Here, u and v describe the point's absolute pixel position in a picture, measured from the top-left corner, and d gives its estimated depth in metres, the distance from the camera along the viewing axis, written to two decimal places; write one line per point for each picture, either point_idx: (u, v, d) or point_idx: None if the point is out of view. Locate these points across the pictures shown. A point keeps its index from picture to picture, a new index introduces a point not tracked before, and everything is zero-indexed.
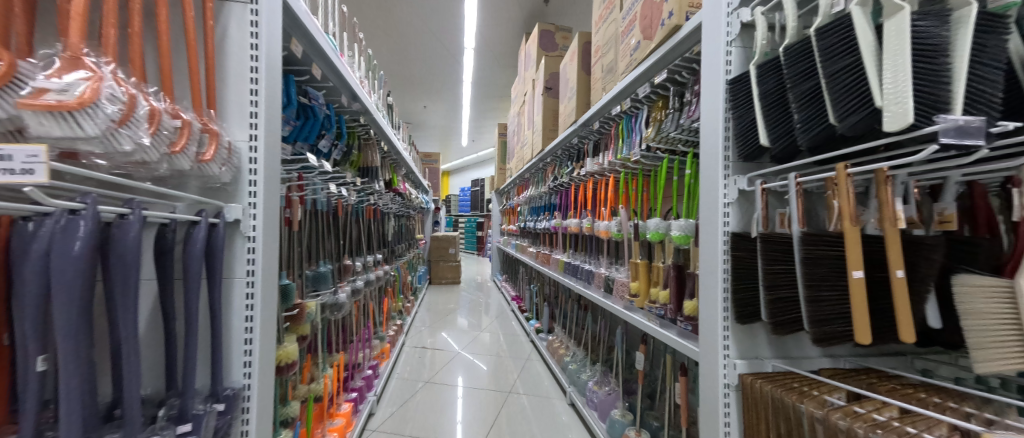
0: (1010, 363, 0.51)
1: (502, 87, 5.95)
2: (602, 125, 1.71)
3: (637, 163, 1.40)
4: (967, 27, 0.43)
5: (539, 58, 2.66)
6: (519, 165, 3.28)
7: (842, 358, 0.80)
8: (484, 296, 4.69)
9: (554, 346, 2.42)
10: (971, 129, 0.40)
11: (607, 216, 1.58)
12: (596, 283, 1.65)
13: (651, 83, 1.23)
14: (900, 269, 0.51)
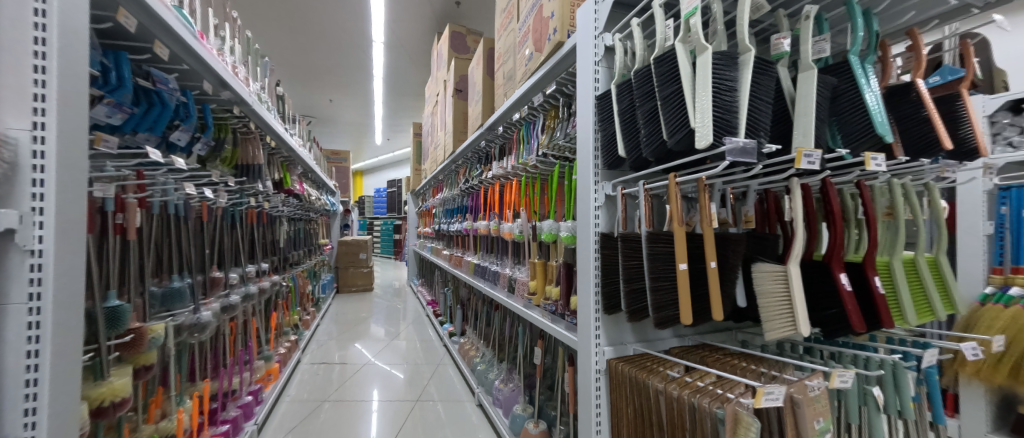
0: (784, 329, 0.67)
1: (414, 85, 5.73)
2: (505, 130, 1.75)
3: (534, 168, 1.46)
4: (747, 70, 0.55)
5: (450, 59, 2.62)
6: (433, 167, 3.20)
7: (687, 336, 0.95)
8: (399, 302, 4.47)
9: (465, 348, 2.41)
10: (748, 149, 0.52)
11: (510, 218, 1.60)
12: (501, 283, 1.68)
13: (544, 92, 1.30)
14: (711, 260, 0.64)
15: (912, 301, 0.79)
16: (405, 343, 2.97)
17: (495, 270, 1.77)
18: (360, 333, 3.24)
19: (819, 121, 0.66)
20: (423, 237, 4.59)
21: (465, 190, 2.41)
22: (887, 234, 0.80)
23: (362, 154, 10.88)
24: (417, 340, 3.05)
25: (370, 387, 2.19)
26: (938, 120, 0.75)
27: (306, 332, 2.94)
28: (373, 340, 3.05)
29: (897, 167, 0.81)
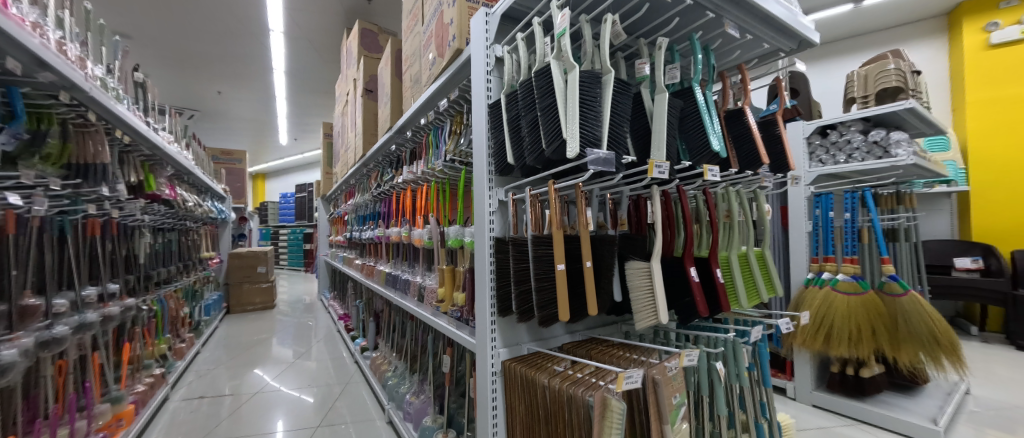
0: (648, 318, 0.78)
1: (320, 81, 5.26)
2: (414, 134, 1.69)
3: (442, 173, 1.37)
4: (608, 90, 0.64)
5: (360, 57, 2.46)
6: (344, 170, 2.98)
7: (576, 332, 1.01)
8: (308, 318, 4.02)
9: (377, 362, 2.25)
10: (607, 160, 0.60)
11: (419, 224, 1.53)
12: (411, 292, 1.58)
13: (448, 98, 1.27)
14: (588, 260, 0.71)
15: (745, 287, 0.98)
16: (314, 363, 2.67)
17: (405, 278, 1.67)
18: (255, 357, 2.84)
19: (670, 137, 0.81)
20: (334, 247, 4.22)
21: (377, 195, 2.27)
22: (727, 233, 0.99)
23: (262, 155, 9.66)
24: (328, 359, 2.77)
25: (272, 417, 1.92)
26: (758, 139, 0.98)
27: (180, 363, 2.48)
28: (275, 363, 2.70)
29: (731, 177, 1.01)
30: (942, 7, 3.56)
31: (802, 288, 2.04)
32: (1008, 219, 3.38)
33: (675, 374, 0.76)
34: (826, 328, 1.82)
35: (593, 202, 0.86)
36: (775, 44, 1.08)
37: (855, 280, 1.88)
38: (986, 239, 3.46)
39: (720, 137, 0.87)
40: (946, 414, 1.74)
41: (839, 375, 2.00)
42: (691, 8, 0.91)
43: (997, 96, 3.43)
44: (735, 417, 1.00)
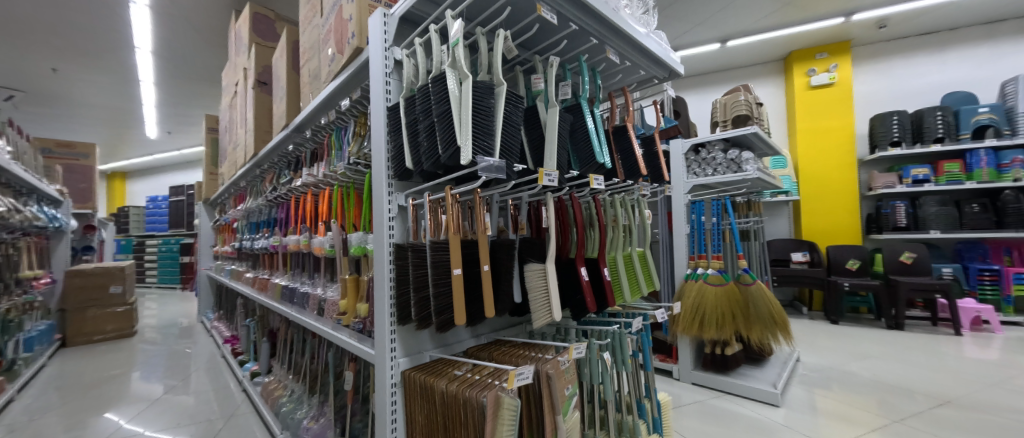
0: (542, 316, 0.86)
1: (200, 68, 4.55)
2: (313, 134, 1.55)
3: (344, 176, 1.24)
4: (500, 101, 0.73)
5: (251, 45, 2.20)
6: (231, 171, 2.63)
7: (482, 335, 1.02)
8: (183, 345, 3.43)
9: (270, 388, 2.00)
10: (495, 168, 0.68)
11: (320, 232, 1.39)
12: (310, 307, 1.42)
13: (350, 96, 1.17)
14: (486, 263, 0.75)
15: (628, 281, 1.12)
16: (189, 398, 2.28)
17: (303, 292, 1.51)
18: (101, 397, 2.32)
19: (561, 148, 0.93)
20: (219, 260, 3.69)
21: (272, 200, 2.03)
22: (613, 236, 1.11)
23: (122, 151, 8.03)
24: (208, 390, 2.39)
25: None
26: (638, 155, 1.12)
27: None
28: (134, 402, 2.25)
29: (616, 186, 1.15)
30: (780, 53, 4.42)
31: (683, 281, 2.35)
32: (824, 222, 4.29)
33: (567, 367, 0.85)
34: (699, 315, 2.13)
35: (492, 208, 0.91)
36: (650, 72, 1.29)
37: (719, 273, 2.22)
38: (812, 237, 4.35)
39: (604, 150, 1.00)
40: (782, 379, 2.15)
41: (711, 355, 2.30)
42: (578, 33, 1.02)
43: (815, 126, 4.36)
44: (619, 400, 1.12)
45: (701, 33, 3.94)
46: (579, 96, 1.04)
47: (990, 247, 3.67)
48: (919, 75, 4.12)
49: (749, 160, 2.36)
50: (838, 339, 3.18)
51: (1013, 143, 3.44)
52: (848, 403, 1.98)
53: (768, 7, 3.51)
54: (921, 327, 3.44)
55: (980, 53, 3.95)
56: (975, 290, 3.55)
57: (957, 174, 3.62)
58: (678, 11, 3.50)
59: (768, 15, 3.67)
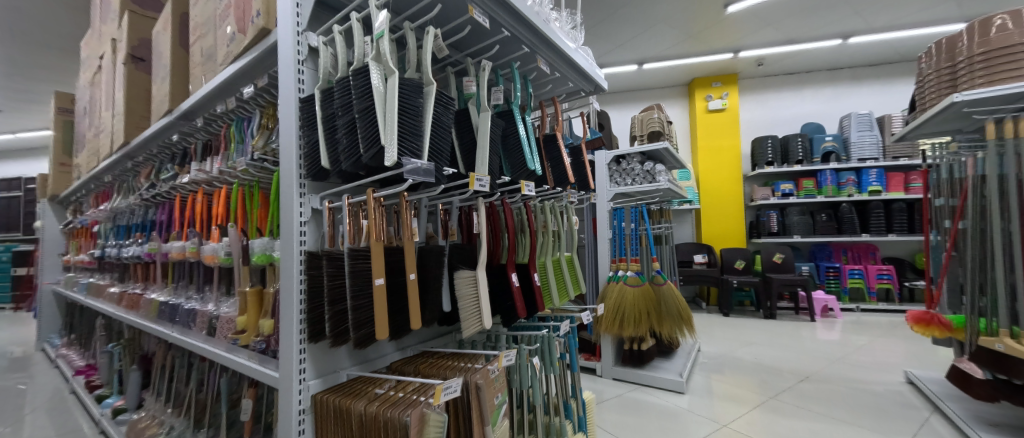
0: (472, 324, 0.84)
1: (48, 35, 3.77)
2: (206, 123, 1.35)
3: (246, 173, 1.08)
4: (428, 102, 0.71)
5: (123, 12, 1.88)
6: (92, 163, 2.21)
7: (408, 348, 0.95)
8: (15, 381, 2.75)
9: (138, 424, 1.68)
10: (422, 171, 0.66)
11: (213, 237, 1.18)
12: (198, 325, 1.22)
13: (255, 84, 1.04)
14: (411, 271, 0.72)
15: (556, 286, 1.15)
16: None
17: (188, 309, 1.29)
18: None
19: (491, 154, 0.92)
20: (74, 271, 3.06)
21: (150, 198, 1.73)
22: (542, 241, 1.13)
23: None
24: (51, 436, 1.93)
25: None
26: (567, 164, 1.17)
27: None
28: None
29: (545, 193, 1.18)
30: (685, 78, 4.93)
31: (605, 283, 2.46)
32: (720, 228, 4.80)
33: (496, 375, 0.86)
34: (619, 315, 2.25)
35: (421, 212, 0.87)
36: (578, 84, 1.36)
37: (637, 275, 2.39)
38: (712, 242, 4.84)
39: (533, 156, 1.03)
40: (686, 368, 2.36)
41: (629, 351, 2.46)
42: (510, 40, 1.02)
43: (714, 143, 4.89)
44: (548, 402, 1.13)
45: (620, 55, 4.24)
46: (510, 102, 1.06)
47: (832, 248, 4.43)
48: (787, 107, 4.91)
49: (661, 172, 2.56)
50: (730, 328, 3.58)
51: (849, 166, 4.19)
52: (738, 385, 2.24)
53: (675, 36, 3.89)
54: (789, 316, 3.99)
55: (829, 91, 4.82)
56: (823, 284, 4.25)
57: (811, 189, 4.28)
58: (598, 31, 3.72)
59: (676, 45, 4.07)
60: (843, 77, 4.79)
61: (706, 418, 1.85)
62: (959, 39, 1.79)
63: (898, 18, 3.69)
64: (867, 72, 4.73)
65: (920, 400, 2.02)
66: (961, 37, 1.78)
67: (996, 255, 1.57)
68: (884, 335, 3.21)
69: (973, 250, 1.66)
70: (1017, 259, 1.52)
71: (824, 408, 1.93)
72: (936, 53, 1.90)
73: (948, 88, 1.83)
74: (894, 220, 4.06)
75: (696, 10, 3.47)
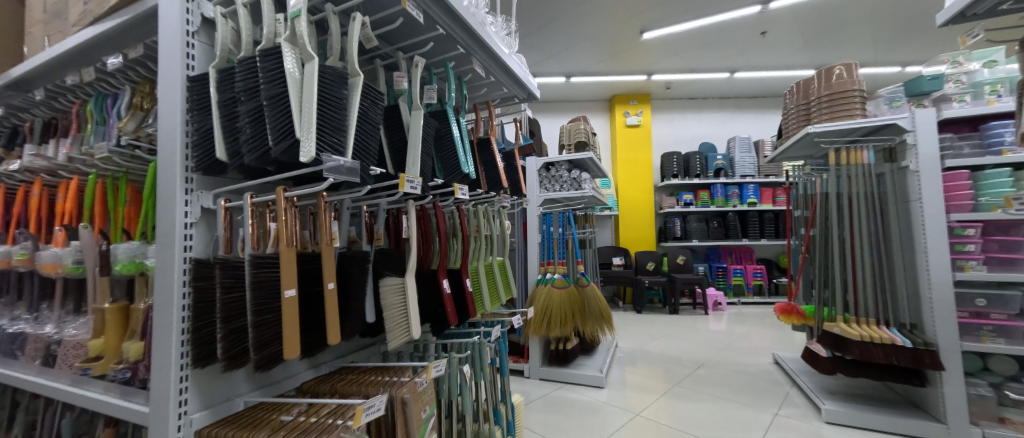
0: (398, 336, 0.79)
1: None
2: (51, 98, 1.08)
3: (108, 162, 0.87)
4: (354, 94, 0.66)
5: None
6: None
7: (324, 365, 0.86)
8: None
9: None
10: (345, 169, 0.60)
11: (59, 241, 0.93)
12: (29, 352, 0.96)
13: (122, 54, 0.84)
14: (330, 281, 0.64)
15: (488, 291, 1.13)
16: None
17: (14, 332, 1.03)
18: None
19: (423, 154, 0.88)
20: None
21: None
22: (476, 245, 1.11)
23: None
24: None
25: None
26: (501, 168, 1.17)
27: None
28: None
29: (479, 197, 1.15)
30: (607, 94, 5.25)
31: (535, 285, 2.49)
32: (635, 232, 5.12)
33: (424, 387, 0.81)
34: (546, 317, 2.29)
35: (343, 215, 0.79)
36: (511, 90, 1.36)
37: (563, 278, 2.46)
38: (628, 245, 5.13)
39: (466, 158, 1.01)
40: (605, 364, 2.47)
41: (556, 351, 2.53)
42: (445, 38, 0.98)
43: (631, 156, 5.24)
44: (477, 409, 1.10)
45: (549, 67, 4.38)
46: (443, 103, 1.03)
47: (721, 251, 4.98)
48: (688, 126, 5.51)
49: (587, 180, 2.67)
50: (640, 324, 3.84)
51: (734, 181, 4.76)
52: (647, 375, 2.42)
53: (599, 55, 4.13)
54: (689, 311, 4.40)
55: (721, 116, 5.52)
56: (714, 282, 4.73)
57: (706, 200, 4.82)
58: (528, 41, 3.79)
59: (599, 62, 4.31)
60: (731, 105, 5.53)
61: (621, 408, 1.98)
62: (811, 80, 2.10)
63: (774, 59, 4.34)
64: (748, 102, 5.52)
65: (782, 376, 2.36)
66: (813, 80, 2.10)
67: (832, 256, 1.92)
68: (759, 324, 3.69)
69: (818, 251, 1.98)
70: (847, 259, 1.87)
71: (716, 391, 2.17)
72: (796, 92, 2.22)
73: (802, 121, 2.16)
74: (765, 227, 4.70)
75: (616, 32, 3.72)
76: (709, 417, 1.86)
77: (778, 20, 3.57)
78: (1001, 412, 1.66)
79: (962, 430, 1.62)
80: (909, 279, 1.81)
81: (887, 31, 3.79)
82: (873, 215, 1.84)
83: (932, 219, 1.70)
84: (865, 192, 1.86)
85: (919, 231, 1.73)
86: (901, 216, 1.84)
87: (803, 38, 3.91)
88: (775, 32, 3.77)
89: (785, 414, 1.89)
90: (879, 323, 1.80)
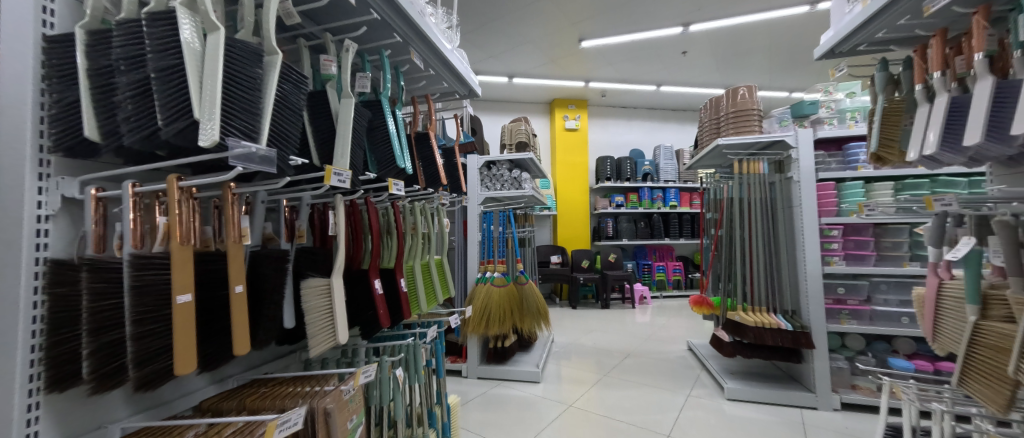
0: (323, 342, 0.72)
1: None
2: None
3: None
4: (272, 74, 0.59)
5: None
6: None
7: (229, 379, 0.76)
8: None
9: None
10: (256, 158, 0.53)
11: None
12: None
13: None
14: (238, 284, 0.57)
15: (425, 291, 1.09)
16: None
17: None
18: None
19: (353, 146, 0.81)
20: None
21: None
22: (411, 244, 1.06)
23: None
24: None
25: None
26: (440, 164, 1.13)
27: None
28: None
29: (415, 192, 1.10)
30: (547, 97, 5.36)
31: (474, 284, 2.45)
32: (570, 231, 5.28)
33: (351, 396, 0.76)
34: (485, 315, 2.28)
35: (256, 210, 0.71)
36: (452, 85, 1.33)
37: (503, 276, 2.46)
38: (565, 244, 5.29)
39: (401, 151, 0.96)
40: (542, 359, 2.51)
41: (494, 348, 2.48)
42: (380, 23, 0.92)
43: (568, 158, 5.40)
44: (410, 414, 1.05)
45: (491, 66, 4.36)
46: (377, 92, 0.97)
47: (647, 249, 5.32)
48: (620, 133, 5.82)
49: (527, 180, 2.68)
50: (574, 319, 3.98)
51: (659, 185, 5.12)
52: (579, 368, 2.51)
53: (539, 58, 4.20)
54: (618, 305, 4.65)
55: (649, 124, 5.90)
56: (642, 278, 5.05)
57: (635, 201, 5.13)
58: (470, 38, 3.74)
59: (540, 66, 4.39)
60: (657, 115, 5.93)
61: (556, 401, 2.03)
62: (720, 98, 2.30)
63: (694, 77, 4.74)
64: (671, 115, 5.97)
65: (695, 361, 2.58)
66: (722, 98, 2.30)
67: (734, 256, 2.13)
68: (678, 315, 4.01)
69: (723, 250, 2.17)
70: (746, 257, 2.09)
71: (641, 378, 2.31)
72: (708, 108, 2.43)
73: (713, 134, 2.37)
74: (684, 228, 5.12)
75: (555, 38, 3.81)
76: (634, 402, 1.98)
77: (697, 41, 3.90)
78: (852, 380, 2.00)
79: (825, 397, 1.89)
80: (791, 273, 2.07)
81: (783, 60, 4.33)
82: (767, 219, 2.08)
83: (808, 222, 1.96)
84: (761, 198, 2.10)
85: (799, 230, 1.98)
86: (787, 220, 2.08)
87: (717, 60, 4.31)
88: (694, 52, 4.11)
89: (696, 394, 2.07)
90: (768, 310, 2.04)
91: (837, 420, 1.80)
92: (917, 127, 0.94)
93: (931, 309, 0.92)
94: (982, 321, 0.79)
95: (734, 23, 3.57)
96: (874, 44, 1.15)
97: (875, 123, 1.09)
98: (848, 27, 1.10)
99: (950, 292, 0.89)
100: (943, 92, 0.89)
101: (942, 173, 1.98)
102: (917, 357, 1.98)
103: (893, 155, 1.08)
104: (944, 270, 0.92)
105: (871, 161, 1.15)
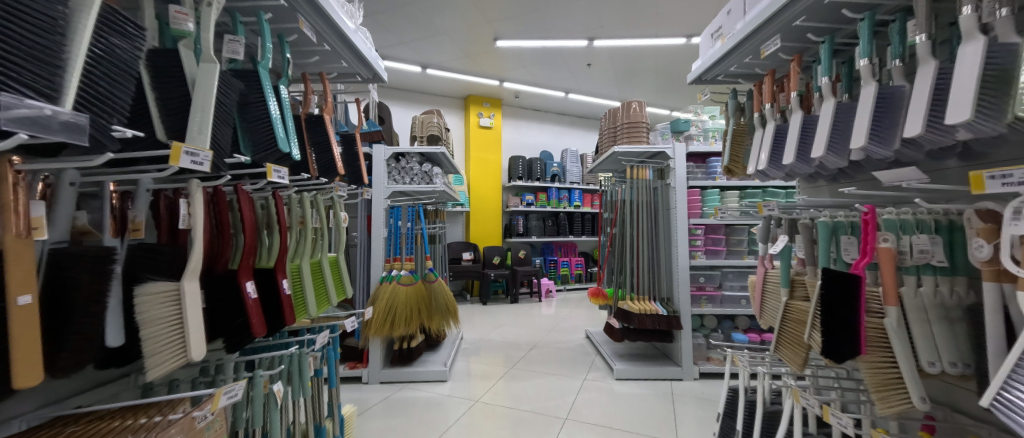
0: (170, 362, 0.58)
1: None
2: None
3: None
4: (87, 19, 0.45)
5: None
6: None
7: (13, 421, 0.57)
8: None
9: None
10: (64, 123, 0.40)
11: None
12: None
13: None
14: (23, 295, 0.42)
15: (315, 293, 0.96)
16: None
17: None
18: None
19: (219, 122, 0.67)
20: None
21: None
22: (298, 240, 0.93)
23: None
24: None
25: None
26: (336, 151, 1.00)
27: None
28: None
29: (302, 181, 0.97)
30: (461, 92, 5.27)
31: (378, 284, 2.29)
32: (482, 228, 5.28)
33: (207, 422, 0.63)
34: (390, 316, 2.14)
35: (59, 195, 0.55)
36: (352, 66, 1.20)
37: (410, 274, 2.34)
38: (477, 240, 5.27)
39: (284, 132, 0.83)
40: (450, 357, 2.45)
41: (399, 350, 2.37)
42: None
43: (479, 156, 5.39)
44: (293, 432, 0.93)
45: (403, 53, 4.13)
46: (253, 61, 0.82)
47: (554, 245, 5.55)
48: (532, 135, 6.00)
49: (439, 174, 2.59)
50: (485, 315, 3.98)
51: (565, 186, 5.40)
52: (488, 362, 2.51)
53: (454, 52, 4.11)
54: (528, 299, 4.78)
55: (557, 128, 6.19)
56: (548, 273, 5.27)
57: (544, 201, 5.34)
58: (382, 20, 3.50)
59: (453, 60, 4.30)
60: (565, 120, 6.25)
61: (463, 398, 1.99)
62: (616, 109, 2.48)
63: (596, 88, 5.08)
64: (577, 121, 6.34)
65: (590, 348, 2.77)
66: (618, 110, 2.49)
67: (625, 253, 2.31)
68: (580, 307, 4.26)
69: (617, 247, 2.35)
70: (634, 254, 2.29)
71: (544, 368, 2.39)
72: (606, 118, 2.60)
73: (610, 141, 2.55)
74: (586, 226, 5.48)
75: (471, 34, 3.75)
76: (535, 391, 2.04)
77: (601, 56, 4.18)
78: (707, 353, 2.33)
79: (688, 369, 2.16)
80: (667, 267, 2.32)
81: (670, 82, 4.86)
82: (652, 220, 2.31)
83: (680, 223, 2.21)
84: (647, 201, 2.32)
85: (674, 230, 2.22)
86: (666, 221, 2.32)
87: (616, 76, 4.67)
88: (598, 65, 4.39)
89: (591, 377, 2.20)
90: (649, 298, 2.29)
91: (696, 388, 2.07)
92: (756, 146, 1.09)
93: (760, 291, 1.09)
94: (791, 301, 0.94)
95: (633, 43, 3.90)
96: (730, 75, 1.31)
97: (727, 141, 1.26)
98: (711, 59, 1.23)
99: (771, 279, 1.05)
100: (772, 120, 1.05)
101: (769, 185, 2.41)
102: (751, 330, 2.40)
103: (738, 168, 1.24)
104: (768, 260, 1.09)
105: (725, 174, 1.29)
